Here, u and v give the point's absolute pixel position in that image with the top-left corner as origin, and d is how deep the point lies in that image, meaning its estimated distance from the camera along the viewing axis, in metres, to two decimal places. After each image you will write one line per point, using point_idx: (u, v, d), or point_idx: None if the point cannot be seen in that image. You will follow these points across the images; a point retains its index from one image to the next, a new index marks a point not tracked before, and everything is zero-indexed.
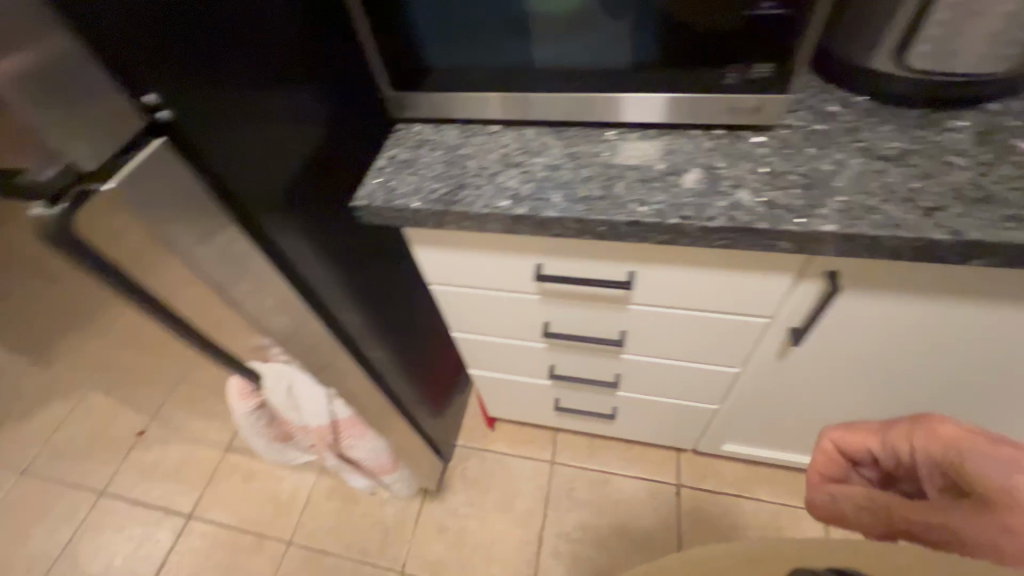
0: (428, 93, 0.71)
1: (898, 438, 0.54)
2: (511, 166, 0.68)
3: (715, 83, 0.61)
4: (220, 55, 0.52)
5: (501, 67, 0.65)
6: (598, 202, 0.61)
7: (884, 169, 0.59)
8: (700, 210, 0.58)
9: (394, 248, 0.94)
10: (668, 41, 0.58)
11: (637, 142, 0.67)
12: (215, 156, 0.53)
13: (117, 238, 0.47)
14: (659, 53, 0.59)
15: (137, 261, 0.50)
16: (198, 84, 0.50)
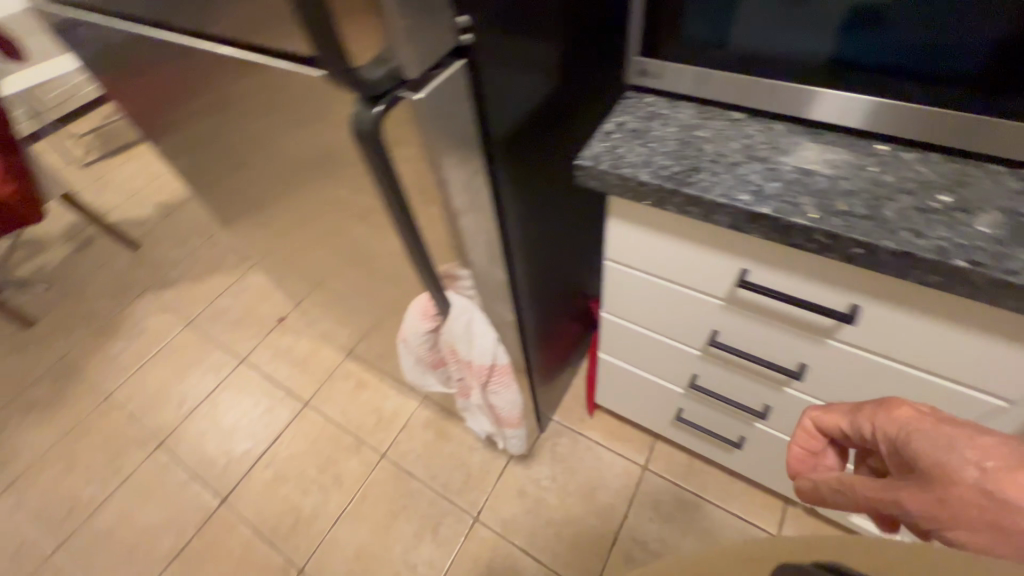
0: (680, 67, 0.68)
1: (862, 421, 0.47)
2: (754, 160, 0.62)
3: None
4: None
5: (779, 51, 0.61)
6: (860, 220, 0.54)
7: None
8: (996, 259, 0.49)
9: (572, 216, 0.94)
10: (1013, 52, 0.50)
11: (913, 165, 0.59)
12: (491, 85, 0.55)
13: (399, 143, 0.51)
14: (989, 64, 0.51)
15: (406, 169, 0.54)
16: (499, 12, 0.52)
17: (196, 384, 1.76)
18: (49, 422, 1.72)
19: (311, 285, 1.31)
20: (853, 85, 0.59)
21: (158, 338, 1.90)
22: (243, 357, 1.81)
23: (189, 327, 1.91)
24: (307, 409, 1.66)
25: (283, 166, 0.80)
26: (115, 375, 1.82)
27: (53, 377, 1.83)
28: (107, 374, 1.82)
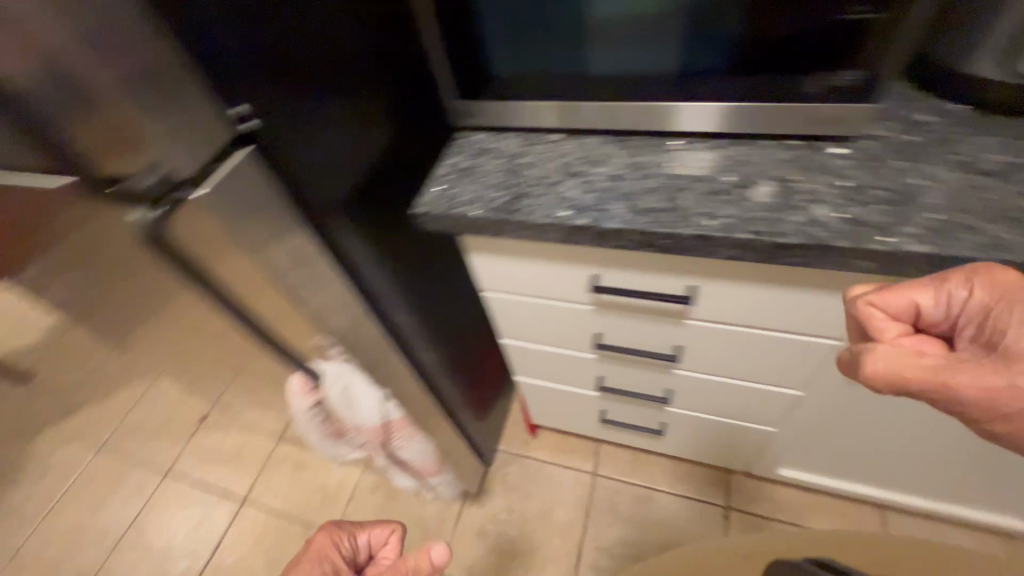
0: (492, 102, 0.71)
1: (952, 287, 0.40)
2: (571, 176, 0.67)
3: (799, 89, 0.57)
4: (300, 65, 0.55)
5: (569, 75, 0.65)
6: (662, 214, 0.59)
7: (982, 184, 0.54)
8: (772, 226, 0.55)
9: (447, 254, 0.96)
10: (744, 48, 0.55)
11: (704, 153, 0.65)
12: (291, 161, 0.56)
13: (202, 240, 0.51)
14: (736, 57, 0.57)
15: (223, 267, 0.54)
16: (280, 91, 0.53)
17: None
18: None
19: None
20: (640, 93, 0.64)
21: None
22: None
23: None
24: (247, 506, 1.57)
25: None
26: None
27: None
28: None
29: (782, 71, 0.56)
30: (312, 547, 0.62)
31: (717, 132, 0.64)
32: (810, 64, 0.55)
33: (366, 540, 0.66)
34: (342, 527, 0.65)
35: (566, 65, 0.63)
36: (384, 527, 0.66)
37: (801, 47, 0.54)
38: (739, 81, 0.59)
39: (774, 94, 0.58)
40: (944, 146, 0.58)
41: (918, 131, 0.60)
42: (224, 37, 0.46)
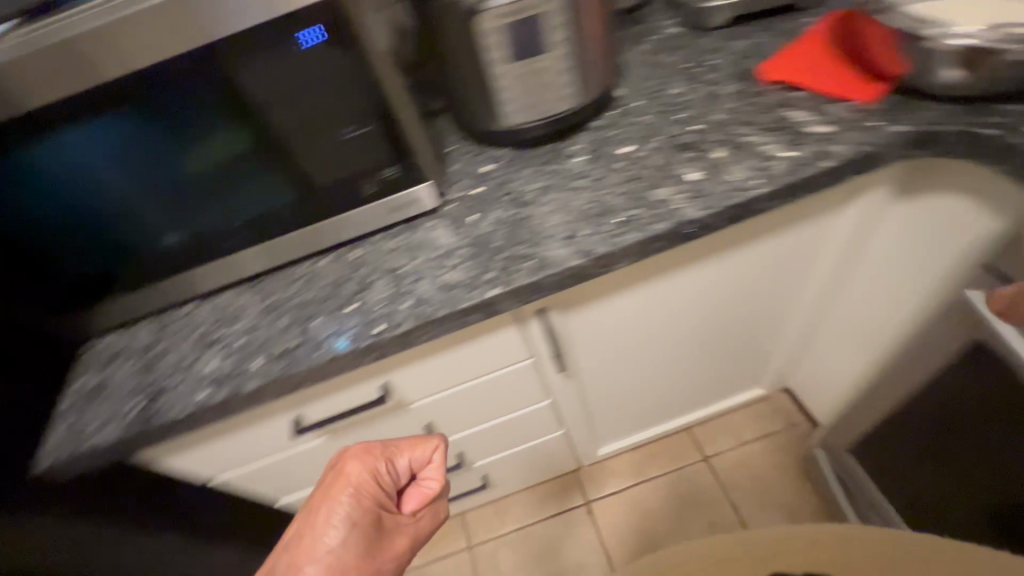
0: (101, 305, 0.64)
1: None
2: (208, 346, 0.63)
3: (366, 192, 0.64)
4: None
5: (175, 248, 0.63)
6: (296, 351, 0.59)
7: (530, 213, 0.65)
8: (389, 320, 0.59)
9: None
10: (299, 174, 0.61)
11: (327, 267, 0.68)
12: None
13: None
14: (300, 183, 0.62)
15: None
16: None
17: None
18: None
19: None
20: (239, 239, 0.64)
21: None
22: None
23: None
24: None
25: None
26: None
27: None
28: None
29: (342, 182, 0.62)
30: (318, 490, 0.53)
31: (328, 247, 0.67)
32: (360, 171, 0.62)
33: (409, 464, 0.56)
34: (385, 449, 0.55)
35: (168, 236, 0.62)
36: (418, 446, 0.56)
37: (342, 161, 0.61)
38: (314, 203, 0.63)
39: (350, 203, 0.64)
40: (502, 188, 0.69)
41: (483, 181, 0.71)
42: None
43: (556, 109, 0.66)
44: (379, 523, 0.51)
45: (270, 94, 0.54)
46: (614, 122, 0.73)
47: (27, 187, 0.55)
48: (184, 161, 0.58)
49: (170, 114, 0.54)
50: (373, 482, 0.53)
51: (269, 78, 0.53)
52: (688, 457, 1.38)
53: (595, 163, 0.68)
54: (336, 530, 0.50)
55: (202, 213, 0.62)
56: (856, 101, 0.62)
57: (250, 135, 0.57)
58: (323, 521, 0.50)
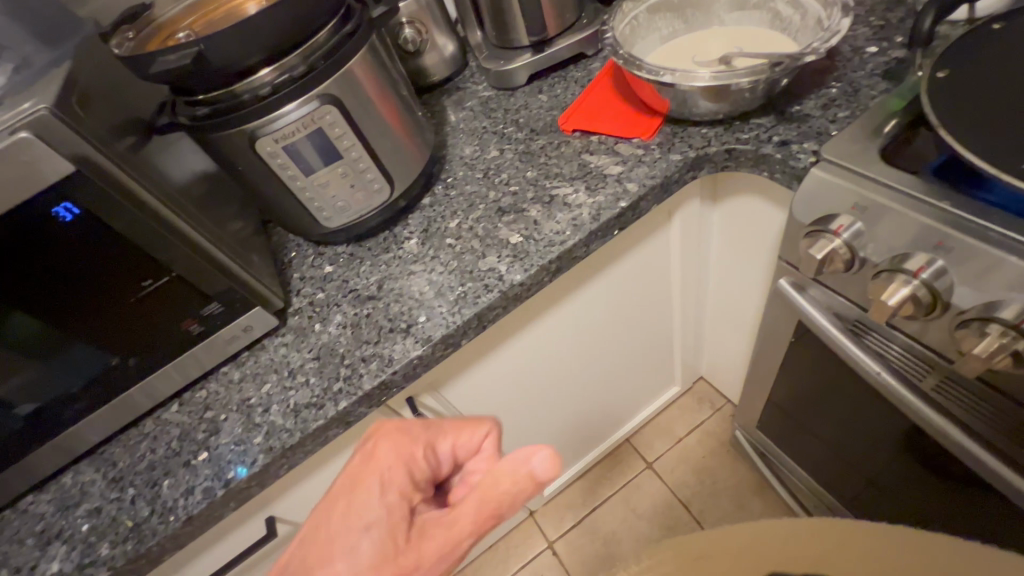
0: None
1: None
2: (50, 542, 0.57)
3: (194, 333, 0.62)
4: None
5: None
6: (147, 522, 0.55)
7: (372, 308, 0.65)
8: (242, 462, 0.56)
9: None
10: (108, 339, 0.57)
11: (176, 414, 0.64)
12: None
13: None
14: (112, 348, 0.58)
15: None
16: None
17: None
18: None
19: None
20: (54, 419, 0.58)
21: None
22: None
23: None
24: None
25: None
26: None
27: None
28: None
29: (162, 332, 0.60)
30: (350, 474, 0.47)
31: (170, 395, 0.64)
32: (182, 316, 0.60)
33: (451, 451, 0.49)
34: (429, 433, 0.49)
35: None
36: (467, 430, 0.49)
37: (158, 312, 0.59)
38: (138, 362, 0.60)
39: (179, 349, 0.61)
40: (343, 288, 0.69)
41: (326, 284, 0.71)
42: None
43: (376, 202, 0.68)
44: (404, 524, 0.44)
45: (42, 276, 0.50)
46: (442, 198, 0.75)
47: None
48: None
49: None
50: (417, 468, 0.47)
51: (38, 263, 0.50)
52: (632, 469, 1.41)
53: (427, 243, 0.69)
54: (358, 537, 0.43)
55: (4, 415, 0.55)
56: (638, 138, 0.69)
57: (35, 320, 0.52)
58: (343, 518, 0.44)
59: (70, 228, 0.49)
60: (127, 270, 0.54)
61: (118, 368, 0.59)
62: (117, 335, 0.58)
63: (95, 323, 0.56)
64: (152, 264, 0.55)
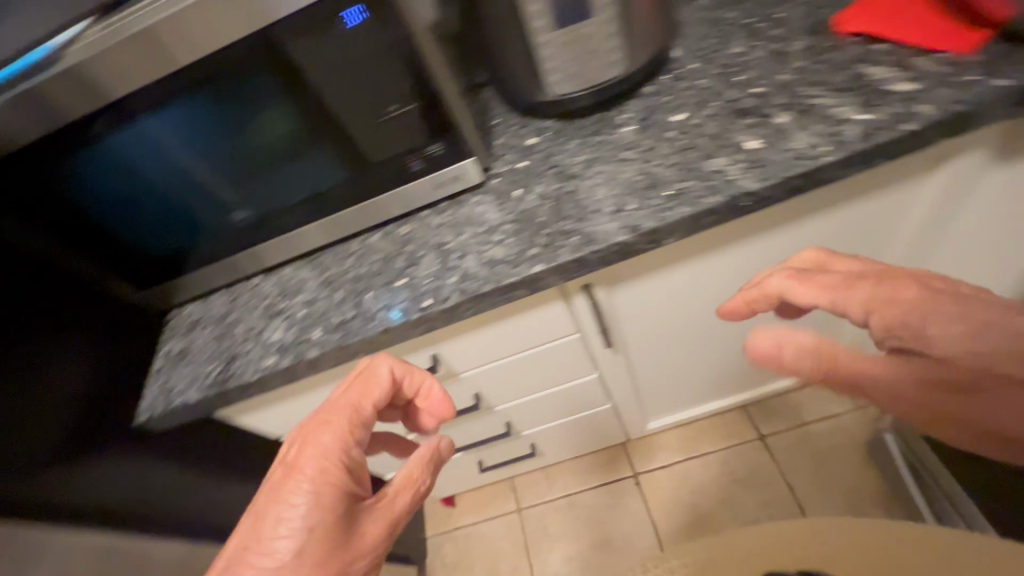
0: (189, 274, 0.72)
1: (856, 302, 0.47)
2: (274, 317, 0.69)
3: (404, 174, 0.65)
4: None
5: (240, 222, 0.68)
6: (352, 323, 0.63)
7: (576, 186, 0.63)
8: (436, 295, 0.61)
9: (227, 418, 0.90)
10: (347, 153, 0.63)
11: (379, 242, 0.71)
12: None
13: None
14: (348, 163, 0.64)
15: None
16: None
17: None
18: None
19: None
20: (282, 217, 0.68)
21: None
22: None
23: None
24: None
25: None
26: None
27: None
28: None
29: (384, 163, 0.64)
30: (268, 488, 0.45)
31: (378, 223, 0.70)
32: (394, 155, 0.64)
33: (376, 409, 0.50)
34: (348, 408, 0.48)
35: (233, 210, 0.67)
36: (371, 384, 0.50)
37: (378, 146, 0.62)
38: (363, 184, 0.66)
39: (387, 185, 0.65)
40: (547, 161, 0.68)
41: (529, 155, 0.70)
42: None
43: (605, 77, 0.64)
44: (340, 497, 0.44)
45: (290, 86, 0.56)
46: (667, 88, 0.68)
47: (83, 188, 0.61)
48: (224, 155, 0.62)
49: (194, 121, 0.57)
50: (348, 454, 0.46)
51: (291, 73, 0.55)
52: (742, 435, 1.34)
53: (645, 133, 0.65)
54: (285, 539, 0.42)
55: (240, 201, 0.66)
56: (949, 52, 0.55)
57: (278, 124, 0.60)
58: (270, 526, 0.42)
59: (321, 44, 0.53)
60: (363, 97, 0.58)
61: (346, 184, 0.66)
62: (354, 151, 0.63)
63: (328, 142, 0.62)
64: (386, 95, 0.58)
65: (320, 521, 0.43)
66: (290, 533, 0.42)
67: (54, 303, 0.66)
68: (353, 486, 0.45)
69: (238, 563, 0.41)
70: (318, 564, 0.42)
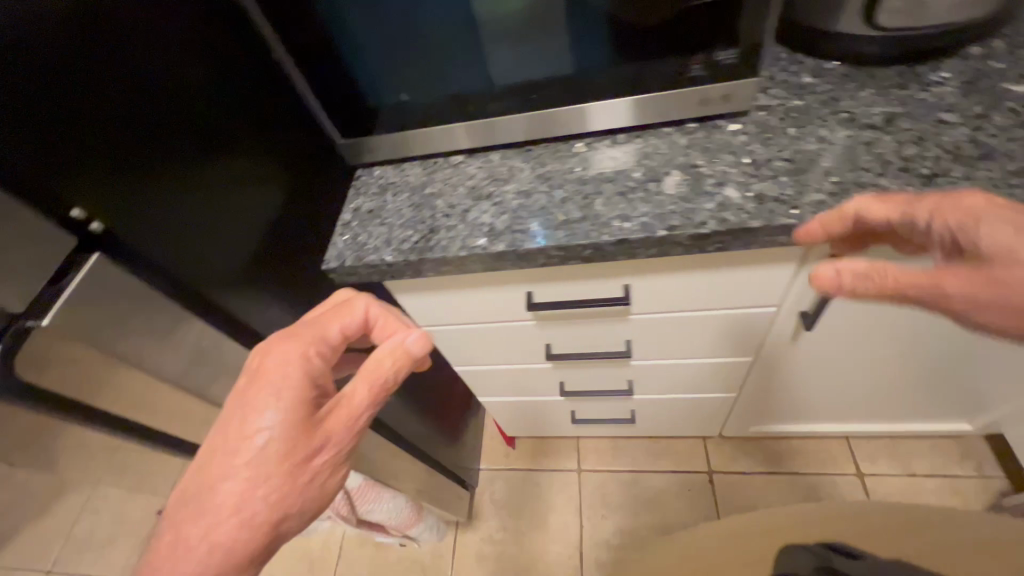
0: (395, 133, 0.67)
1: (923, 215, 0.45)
2: (482, 199, 0.64)
3: (666, 76, 0.57)
4: (157, 126, 0.48)
5: (474, 91, 0.62)
6: (579, 224, 0.57)
7: (872, 139, 0.55)
8: (687, 218, 0.54)
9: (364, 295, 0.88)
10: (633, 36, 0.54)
11: (609, 149, 0.64)
12: (144, 228, 0.46)
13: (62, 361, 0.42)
14: (626, 49, 0.55)
15: None
16: (126, 165, 0.45)
17: None
18: None
19: None
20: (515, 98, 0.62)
21: None
22: None
23: None
24: None
25: None
26: None
27: None
28: None
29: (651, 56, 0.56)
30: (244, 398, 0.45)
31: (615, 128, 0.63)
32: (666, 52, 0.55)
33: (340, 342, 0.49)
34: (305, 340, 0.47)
35: (472, 77, 0.60)
36: (343, 312, 0.50)
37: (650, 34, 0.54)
38: (628, 78, 0.58)
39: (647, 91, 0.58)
40: (831, 106, 0.59)
41: (805, 94, 0.61)
42: (61, 116, 0.40)
43: (947, 18, 0.52)
44: (305, 403, 0.44)
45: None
46: (999, 56, 0.58)
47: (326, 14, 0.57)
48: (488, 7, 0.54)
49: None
50: (314, 369, 0.46)
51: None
52: (837, 466, 1.27)
53: (970, 99, 0.55)
54: (257, 437, 0.42)
55: (467, 71, 0.60)
56: None
57: None
58: (238, 432, 0.42)
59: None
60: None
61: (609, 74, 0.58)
62: (640, 37, 0.54)
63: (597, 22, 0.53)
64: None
65: (291, 421, 0.43)
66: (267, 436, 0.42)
67: (265, 123, 0.62)
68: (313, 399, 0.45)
69: (216, 462, 0.41)
70: (284, 459, 0.42)
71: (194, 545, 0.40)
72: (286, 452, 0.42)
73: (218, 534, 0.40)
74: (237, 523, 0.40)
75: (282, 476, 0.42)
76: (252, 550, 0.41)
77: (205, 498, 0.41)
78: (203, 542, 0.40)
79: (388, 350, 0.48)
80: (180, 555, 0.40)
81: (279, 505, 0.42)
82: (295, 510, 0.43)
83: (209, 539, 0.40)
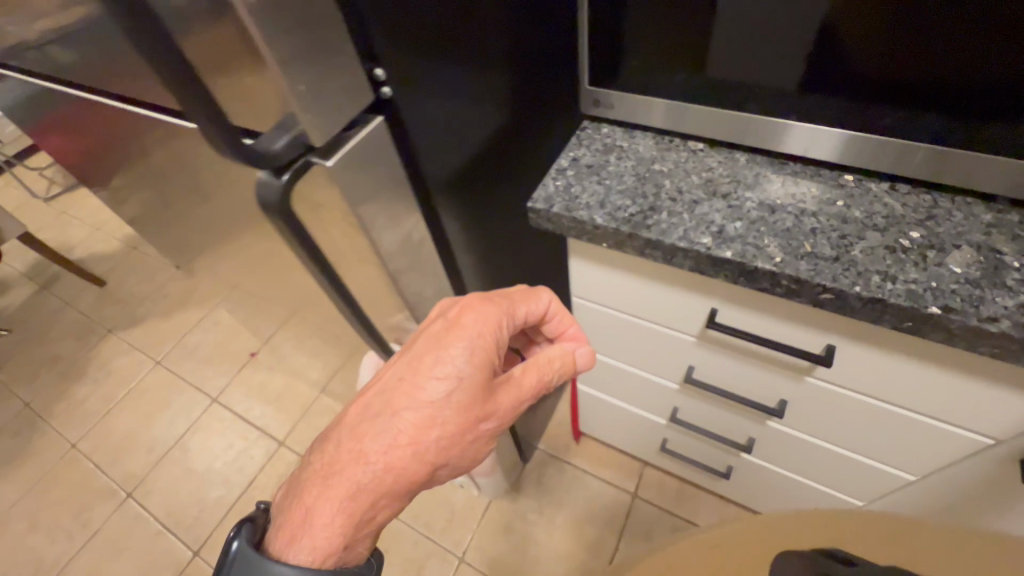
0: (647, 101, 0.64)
1: None
2: (714, 196, 0.58)
3: (992, 136, 0.49)
4: (452, 16, 0.53)
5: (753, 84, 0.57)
6: (827, 262, 0.50)
7: None
8: (976, 306, 0.45)
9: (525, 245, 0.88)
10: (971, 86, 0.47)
11: (882, 194, 0.56)
12: (413, 101, 0.53)
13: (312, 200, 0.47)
14: (955, 97, 0.48)
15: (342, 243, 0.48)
16: (422, 40, 0.51)
17: (165, 429, 1.68)
18: (7, 480, 1.63)
19: (278, 319, 1.26)
20: (777, 116, 0.58)
21: (127, 381, 1.83)
22: (215, 395, 1.74)
23: (162, 366, 1.84)
24: (282, 448, 1.59)
25: (239, 214, 0.78)
26: (80, 423, 1.73)
27: (12, 430, 1.74)
28: (71, 425, 1.73)
29: (928, 132, 0.52)
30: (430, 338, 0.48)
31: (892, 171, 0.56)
32: (1003, 115, 0.48)
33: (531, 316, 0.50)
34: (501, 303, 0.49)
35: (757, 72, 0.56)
36: (534, 296, 0.51)
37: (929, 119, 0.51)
38: (936, 127, 0.51)
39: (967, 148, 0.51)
40: None
41: None
42: None
43: None
44: (483, 378, 0.45)
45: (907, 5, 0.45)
46: None
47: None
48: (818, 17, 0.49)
49: None
50: (500, 331, 0.47)
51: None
52: None
53: None
54: (443, 383, 0.44)
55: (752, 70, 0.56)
56: None
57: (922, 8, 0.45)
58: (426, 373, 0.45)
59: None
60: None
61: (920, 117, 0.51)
62: (981, 86, 0.47)
63: (917, 77, 0.49)
64: None
65: (471, 381, 0.45)
66: (454, 393, 0.44)
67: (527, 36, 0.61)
68: (497, 368, 0.48)
69: (397, 391, 0.45)
70: (459, 414, 0.45)
71: (360, 467, 0.44)
72: (462, 410, 0.44)
73: (387, 467, 0.44)
74: (404, 460, 0.44)
75: (455, 431, 0.45)
76: (408, 487, 0.46)
77: (384, 426, 0.44)
78: (372, 466, 0.44)
79: (564, 354, 0.51)
80: (351, 473, 0.44)
81: (441, 457, 0.45)
82: (450, 464, 0.47)
83: (380, 463, 0.44)
